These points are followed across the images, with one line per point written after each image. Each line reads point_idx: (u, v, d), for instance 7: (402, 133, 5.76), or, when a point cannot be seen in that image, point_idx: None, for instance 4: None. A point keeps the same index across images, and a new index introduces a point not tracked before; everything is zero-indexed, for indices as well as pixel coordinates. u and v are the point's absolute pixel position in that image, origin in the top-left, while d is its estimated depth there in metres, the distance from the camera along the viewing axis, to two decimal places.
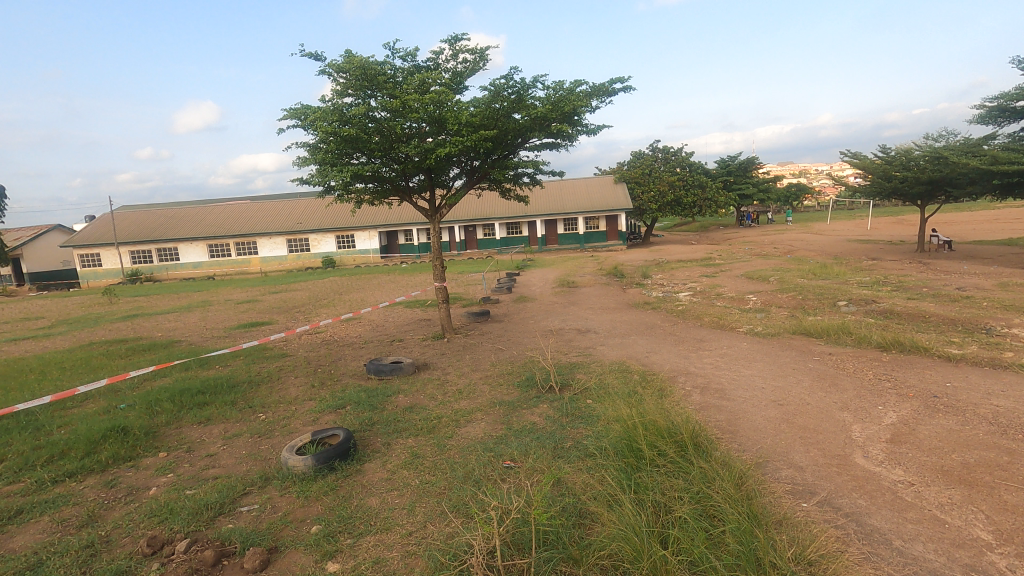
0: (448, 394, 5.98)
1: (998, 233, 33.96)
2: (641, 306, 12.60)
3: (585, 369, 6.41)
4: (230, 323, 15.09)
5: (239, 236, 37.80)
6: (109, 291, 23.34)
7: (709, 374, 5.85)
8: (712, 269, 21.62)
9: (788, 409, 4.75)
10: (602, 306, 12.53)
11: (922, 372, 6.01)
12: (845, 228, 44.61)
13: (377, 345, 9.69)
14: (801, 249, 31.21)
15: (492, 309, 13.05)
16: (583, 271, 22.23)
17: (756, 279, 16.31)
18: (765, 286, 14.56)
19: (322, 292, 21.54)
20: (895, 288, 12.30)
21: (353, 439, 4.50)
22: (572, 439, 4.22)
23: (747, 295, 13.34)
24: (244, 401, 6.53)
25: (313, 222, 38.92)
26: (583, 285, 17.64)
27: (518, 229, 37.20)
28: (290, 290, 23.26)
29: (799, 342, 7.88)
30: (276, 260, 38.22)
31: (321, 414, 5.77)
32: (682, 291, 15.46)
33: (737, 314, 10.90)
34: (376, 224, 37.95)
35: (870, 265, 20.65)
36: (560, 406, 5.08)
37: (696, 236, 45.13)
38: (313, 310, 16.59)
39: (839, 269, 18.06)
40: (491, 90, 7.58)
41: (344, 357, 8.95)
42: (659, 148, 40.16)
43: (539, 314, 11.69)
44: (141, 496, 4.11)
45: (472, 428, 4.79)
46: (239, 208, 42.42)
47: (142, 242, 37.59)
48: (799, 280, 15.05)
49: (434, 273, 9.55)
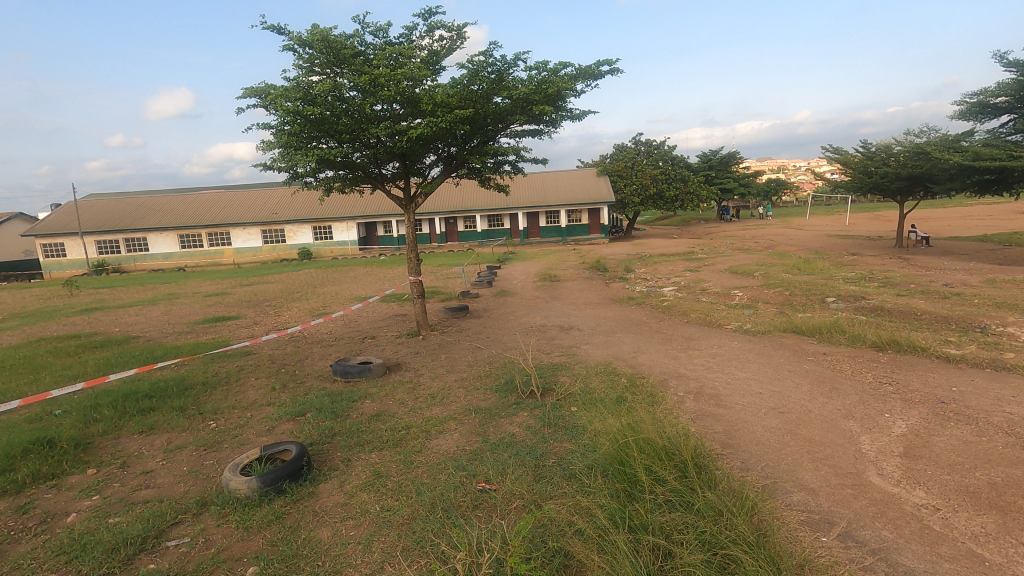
0: (419, 399, 5.47)
1: (973, 229, 34.47)
2: (625, 301, 12.20)
3: (568, 371, 5.95)
4: (194, 317, 14.33)
5: (212, 226, 36.61)
6: (71, 281, 22.25)
7: (701, 378, 5.44)
8: (696, 264, 21.36)
9: (790, 418, 4.35)
10: (586, 301, 12.11)
11: (924, 374, 5.68)
12: (825, 223, 44.97)
13: (348, 342, 9.11)
14: (782, 243, 31.23)
15: (471, 304, 12.57)
16: (566, 264, 21.88)
17: (741, 274, 16.07)
18: (750, 280, 14.34)
19: (295, 285, 20.77)
20: (882, 283, 12.10)
21: (307, 454, 3.97)
22: (557, 455, 3.75)
23: (733, 290, 13.01)
24: (195, 406, 5.93)
25: (289, 213, 37.88)
26: (566, 278, 17.22)
27: (499, 221, 36.70)
28: (262, 282, 22.48)
29: (791, 341, 7.55)
30: (250, 251, 37.12)
31: (278, 422, 5.21)
32: (665, 285, 15.13)
33: (725, 310, 10.59)
34: (354, 215, 37.01)
35: (852, 261, 20.60)
36: (542, 415, 4.61)
37: (679, 230, 45.09)
38: (284, 304, 15.88)
39: (823, 265, 17.91)
40: (469, 69, 7.03)
41: (311, 355, 8.36)
42: (641, 141, 39.89)
43: (521, 310, 11.24)
44: (55, 525, 3.54)
45: (444, 440, 4.30)
46: (212, 197, 41.11)
47: (109, 232, 36.24)
48: (784, 275, 14.85)
49: (409, 266, 8.98)
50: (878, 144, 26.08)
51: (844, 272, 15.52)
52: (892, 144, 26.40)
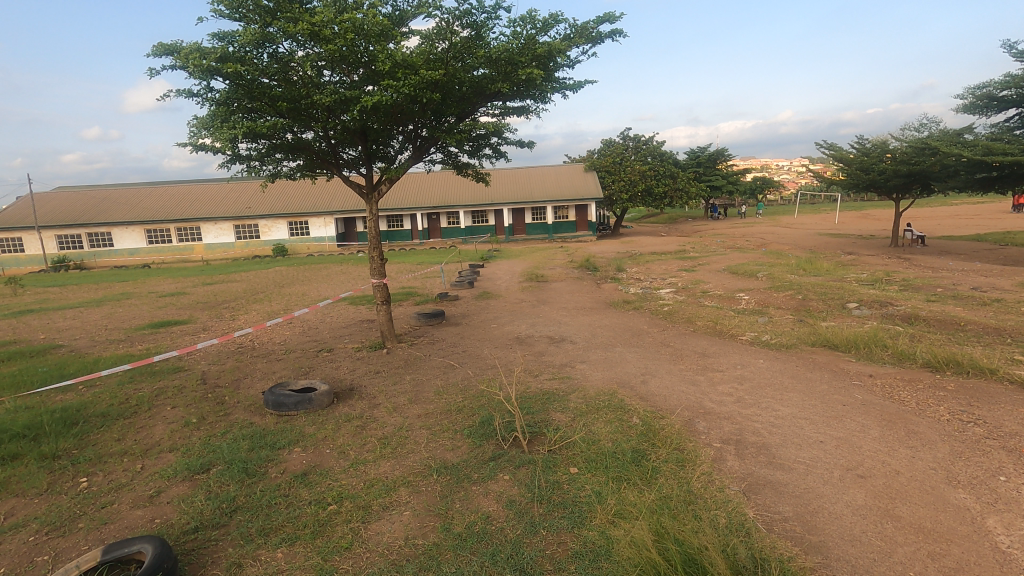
0: (366, 446, 4.12)
1: (963, 228, 33.98)
2: (620, 306, 10.93)
3: (562, 407, 4.63)
4: (139, 321, 12.75)
5: (181, 220, 34.70)
6: (15, 279, 20.44)
7: (736, 418, 4.18)
8: (690, 263, 20.23)
9: (879, 490, 3.08)
10: (577, 305, 10.81)
11: (1014, 410, 4.47)
12: (813, 221, 44.34)
13: (299, 356, 7.70)
14: (774, 242, 30.29)
15: (449, 308, 11.22)
16: (553, 263, 20.64)
17: (743, 274, 14.95)
18: (754, 282, 13.21)
19: (261, 284, 19.19)
20: (902, 286, 11.00)
21: (169, 557, 2.64)
22: (555, 567, 2.48)
23: (738, 293, 11.83)
24: (74, 454, 4.50)
25: (263, 207, 36.10)
26: (553, 278, 15.94)
27: (483, 217, 35.34)
28: (227, 281, 20.87)
29: (824, 359, 6.35)
30: (222, 247, 35.27)
31: (171, 481, 3.83)
32: (662, 287, 13.95)
33: (735, 317, 9.39)
34: (332, 210, 35.37)
35: (853, 260, 19.63)
36: (529, 481, 3.31)
37: (668, 227, 44.01)
38: (243, 306, 14.36)
39: (827, 265, 16.83)
40: (439, 22, 5.64)
41: (251, 374, 6.95)
42: (630, 136, 38.69)
43: (504, 315, 9.92)
44: None
45: (387, 526, 2.97)
46: (182, 190, 39.17)
47: (70, 226, 34.19)
48: (790, 276, 13.76)
49: (371, 267, 7.60)
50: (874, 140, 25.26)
51: (851, 273, 14.47)
52: (889, 141, 25.60)
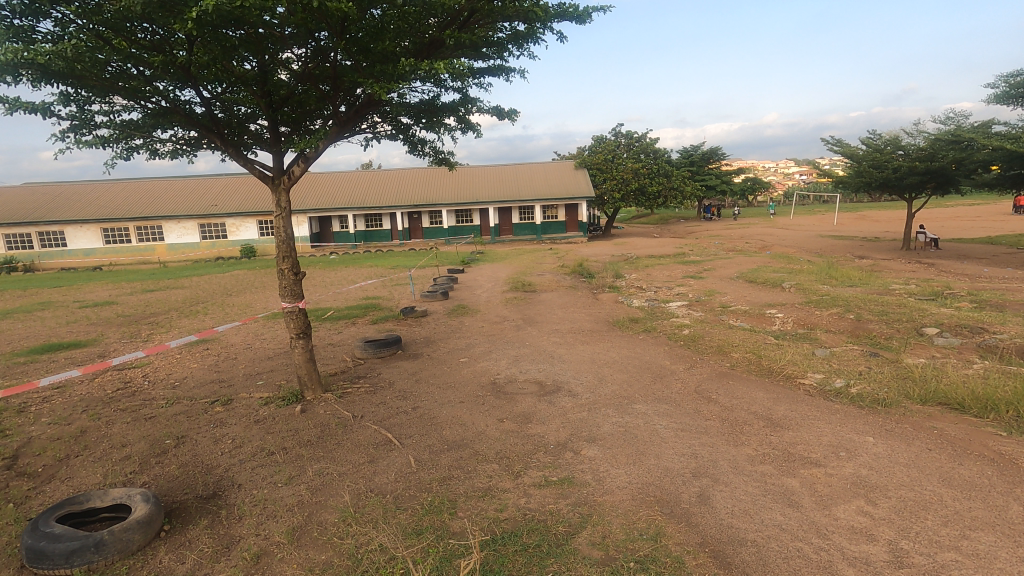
0: None
1: (971, 230, 32.36)
2: (627, 326, 8.72)
3: None
4: (31, 342, 10.26)
5: (141, 218, 31.93)
6: None
7: None
8: (695, 268, 18.09)
9: None
10: (573, 326, 8.59)
11: None
12: (810, 222, 42.74)
13: (181, 413, 5.34)
14: (777, 244, 28.38)
15: (412, 328, 8.95)
16: (541, 267, 18.46)
17: (762, 284, 12.84)
18: (782, 293, 11.12)
19: (209, 292, 16.76)
20: (972, 301, 8.94)
21: None
22: None
23: (767, 311, 9.69)
24: None
25: (231, 204, 33.39)
26: (542, 287, 13.75)
27: (467, 216, 33.07)
28: (174, 288, 18.42)
29: (960, 431, 4.17)
30: (185, 247, 32.54)
31: None
32: (670, 300, 11.82)
33: (778, 347, 7.25)
34: (305, 208, 31.49)
35: (873, 266, 17.65)
36: None
37: (661, 228, 41.96)
38: (171, 322, 11.94)
39: (853, 272, 14.79)
40: None
41: (90, 450, 4.60)
42: (622, 132, 36.47)
43: (480, 342, 7.63)
44: None
45: None
46: (145, 186, 36.33)
47: (18, 224, 31.26)
48: (822, 285, 11.69)
49: (282, 286, 5.20)
50: (886, 136, 23.27)
51: (890, 282, 12.45)
52: (900, 135, 23.64)
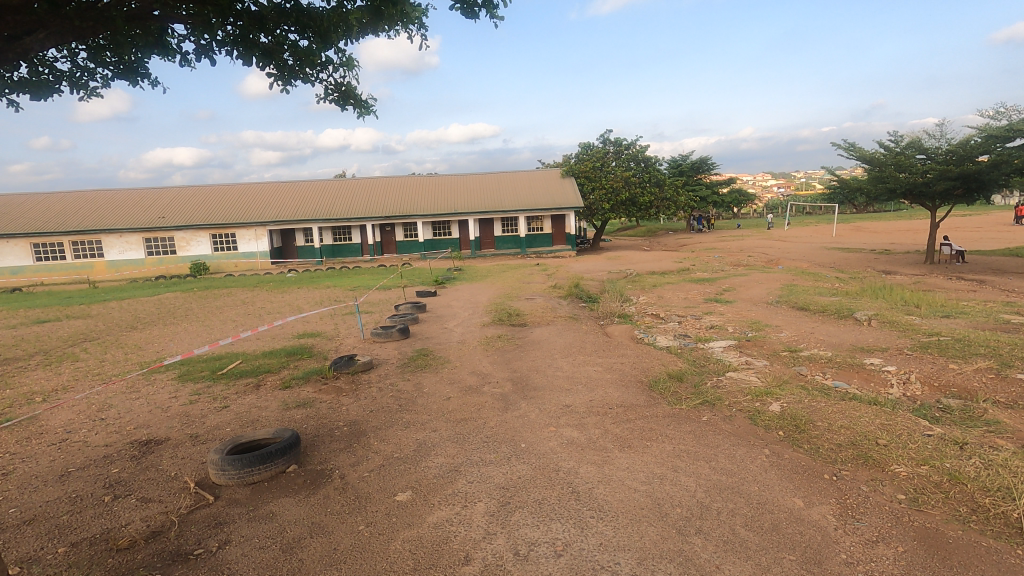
0: None
1: (985, 242, 30.15)
2: (673, 394, 5.62)
3: None
4: None
5: (76, 232, 27.06)
6: None
7: None
8: (710, 289, 15.20)
9: None
10: (591, 396, 5.46)
11: None
12: (808, 235, 40.25)
13: None
14: (787, 259, 25.62)
15: (340, 400, 5.74)
16: (528, 288, 15.36)
17: (817, 313, 9.88)
18: (861, 330, 8.16)
19: (117, 324, 13.22)
20: None
21: None
22: None
23: (864, 360, 6.69)
24: None
25: (182, 216, 28.53)
26: (531, 316, 10.66)
27: (443, 228, 29.91)
28: (80, 317, 14.74)
29: None
30: (129, 265, 27.60)
31: None
32: (707, 338, 8.78)
33: (956, 445, 4.19)
34: (265, 219, 27.97)
35: (920, 286, 14.85)
36: None
37: (652, 242, 39.07)
38: (22, 374, 8.48)
39: (910, 294, 11.99)
40: None
41: None
42: (611, 139, 33.63)
43: (441, 440, 4.41)
44: None
45: None
46: (84, 195, 32.12)
47: None
48: (905, 317, 8.76)
49: None
50: (907, 137, 20.77)
51: (983, 311, 9.59)
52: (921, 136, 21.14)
